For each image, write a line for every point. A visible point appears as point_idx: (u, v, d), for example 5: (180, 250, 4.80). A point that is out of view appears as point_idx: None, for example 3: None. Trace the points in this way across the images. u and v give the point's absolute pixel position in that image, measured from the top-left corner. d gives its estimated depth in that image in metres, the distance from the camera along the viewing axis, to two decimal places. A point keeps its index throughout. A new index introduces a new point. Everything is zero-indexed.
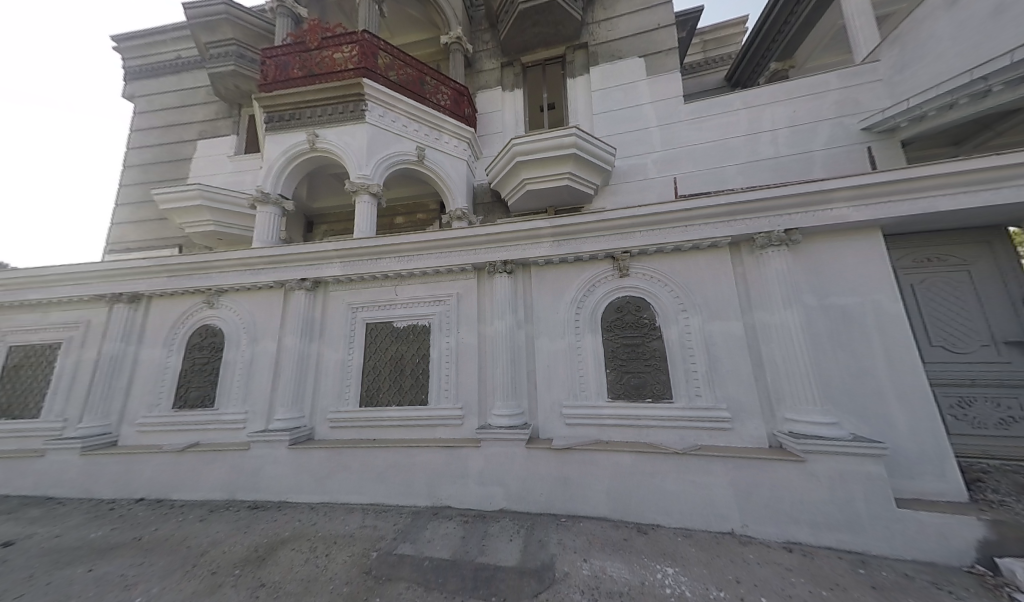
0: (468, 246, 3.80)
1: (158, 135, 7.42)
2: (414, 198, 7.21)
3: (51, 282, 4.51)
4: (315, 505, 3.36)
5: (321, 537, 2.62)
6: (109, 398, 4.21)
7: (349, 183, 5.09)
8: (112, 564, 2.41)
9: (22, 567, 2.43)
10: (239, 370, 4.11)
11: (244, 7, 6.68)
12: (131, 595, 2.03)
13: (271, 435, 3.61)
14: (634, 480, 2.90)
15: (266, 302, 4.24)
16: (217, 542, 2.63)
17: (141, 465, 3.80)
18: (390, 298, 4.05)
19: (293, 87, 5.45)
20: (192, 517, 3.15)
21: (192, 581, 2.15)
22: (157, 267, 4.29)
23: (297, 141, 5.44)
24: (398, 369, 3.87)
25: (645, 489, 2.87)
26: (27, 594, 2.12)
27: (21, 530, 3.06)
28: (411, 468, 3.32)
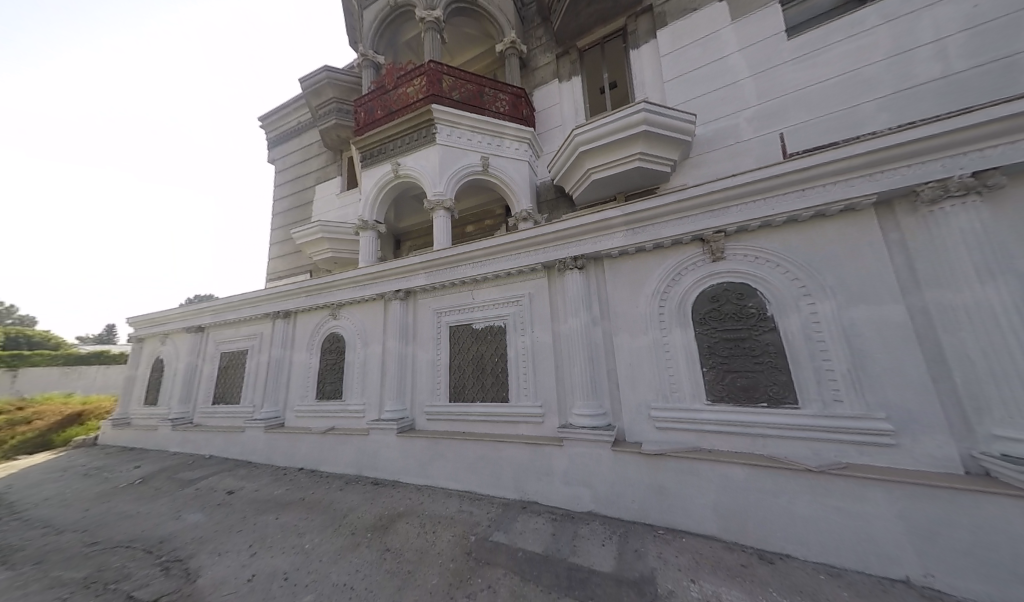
0: (536, 245, 3.83)
1: (291, 186, 9.47)
2: (482, 206, 7.60)
3: (240, 306, 6.19)
4: (422, 487, 3.82)
5: (429, 516, 2.97)
6: (277, 390, 5.55)
7: (427, 202, 5.63)
8: (289, 515, 3.17)
9: (241, 509, 3.41)
10: (357, 369, 4.96)
11: (340, 69, 8.05)
12: (303, 541, 2.65)
13: (382, 425, 4.26)
14: (752, 499, 2.49)
15: (371, 312, 5.02)
16: (353, 507, 3.23)
17: (299, 442, 4.91)
18: (468, 302, 4.35)
19: (378, 127, 6.31)
20: (336, 486, 3.93)
21: (340, 537, 2.68)
22: (299, 290, 5.50)
23: (384, 171, 6.29)
24: (479, 368, 4.13)
25: (768, 511, 2.44)
26: (245, 529, 2.96)
27: (237, 483, 4.29)
28: (499, 462, 3.50)
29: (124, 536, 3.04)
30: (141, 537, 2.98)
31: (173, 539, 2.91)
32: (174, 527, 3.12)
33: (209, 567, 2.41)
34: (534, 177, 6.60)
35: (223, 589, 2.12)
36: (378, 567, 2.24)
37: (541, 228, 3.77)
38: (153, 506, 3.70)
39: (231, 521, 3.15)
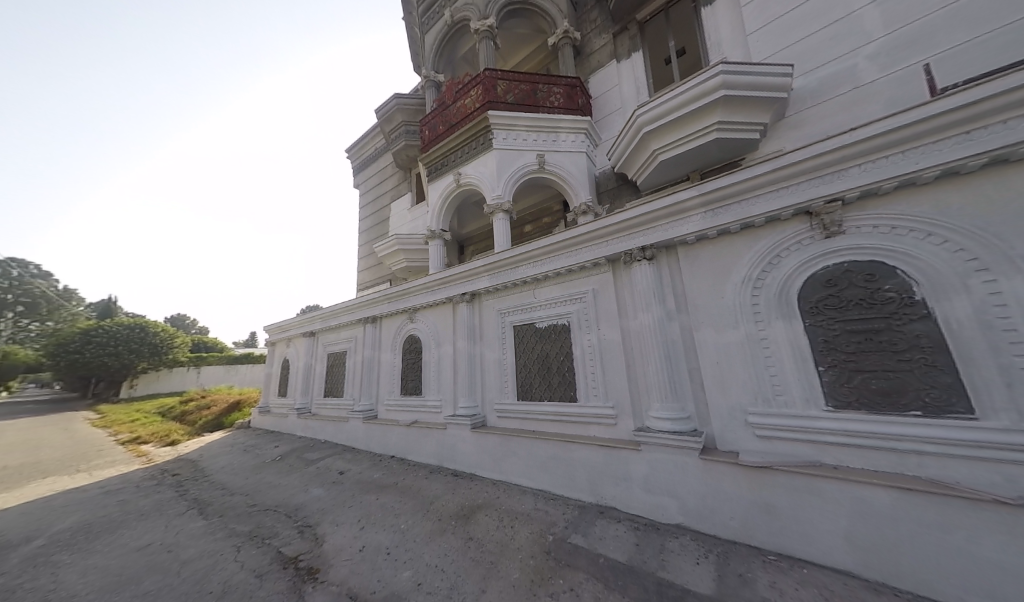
0: (598, 239, 3.69)
1: (371, 206, 10.79)
2: (539, 205, 7.61)
3: (340, 313, 7.29)
4: (497, 482, 3.98)
5: (506, 510, 3.09)
6: (371, 386, 6.39)
7: (487, 206, 5.85)
8: (386, 496, 3.62)
9: (350, 488, 4.01)
10: (433, 367, 5.40)
11: (406, 95, 8.89)
12: (400, 521, 3.00)
13: (458, 420, 4.57)
14: (904, 532, 1.99)
15: (442, 314, 5.42)
16: (438, 495, 3.53)
17: (390, 433, 5.57)
18: (530, 301, 4.39)
19: (440, 142, 6.78)
20: (422, 474, 4.34)
21: (429, 521, 2.96)
22: (383, 297, 6.24)
23: (447, 183, 6.74)
24: (545, 367, 4.13)
25: (931, 550, 1.92)
26: (354, 505, 3.47)
27: (346, 465, 5.06)
28: (572, 463, 3.45)
29: (271, 502, 3.84)
30: (282, 504, 3.73)
31: (304, 508, 3.56)
32: (304, 498, 3.82)
33: (330, 534, 2.89)
34: (592, 168, 6.34)
35: (342, 555, 2.52)
36: (463, 553, 2.41)
37: (601, 220, 3.62)
38: (288, 479, 4.59)
39: (343, 498, 3.73)
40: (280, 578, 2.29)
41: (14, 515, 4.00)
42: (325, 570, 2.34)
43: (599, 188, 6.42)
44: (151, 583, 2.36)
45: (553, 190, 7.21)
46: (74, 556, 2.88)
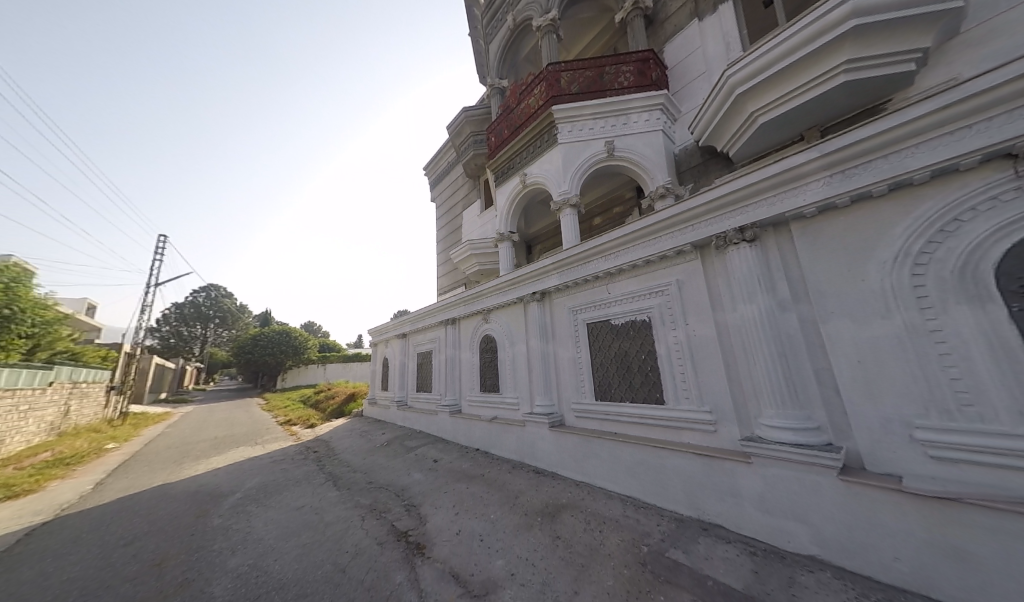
0: (681, 223, 3.34)
1: (445, 217, 11.71)
2: (608, 195, 7.23)
3: (426, 316, 8.12)
4: (580, 483, 3.90)
5: (593, 513, 3.02)
6: (456, 382, 6.95)
7: (554, 203, 5.80)
8: (475, 487, 3.89)
9: (444, 475, 4.43)
10: (509, 366, 5.58)
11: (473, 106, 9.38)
12: (490, 511, 3.19)
13: (535, 419, 4.66)
14: None
15: (514, 314, 5.58)
16: (523, 491, 3.64)
17: (474, 427, 5.97)
18: (603, 297, 4.19)
19: (506, 146, 6.99)
20: (505, 469, 4.53)
21: (516, 514, 3.08)
22: (460, 300, 6.73)
23: (514, 185, 6.91)
24: (625, 366, 3.91)
25: None
26: (449, 492, 3.81)
27: (439, 453, 5.61)
28: (664, 470, 3.19)
29: (383, 481, 4.48)
30: (392, 484, 4.32)
31: (408, 490, 4.06)
32: (408, 481, 4.36)
33: (431, 516, 3.23)
34: (670, 145, 5.75)
35: (442, 535, 2.80)
36: (552, 551, 2.44)
37: (683, 202, 3.27)
38: (394, 463, 5.29)
39: (439, 484, 4.14)
40: (395, 548, 2.65)
41: (221, 473, 5.51)
42: (430, 547, 2.63)
43: (679, 166, 5.78)
44: (307, 538, 2.99)
45: (623, 177, 6.77)
46: (259, 508, 3.82)
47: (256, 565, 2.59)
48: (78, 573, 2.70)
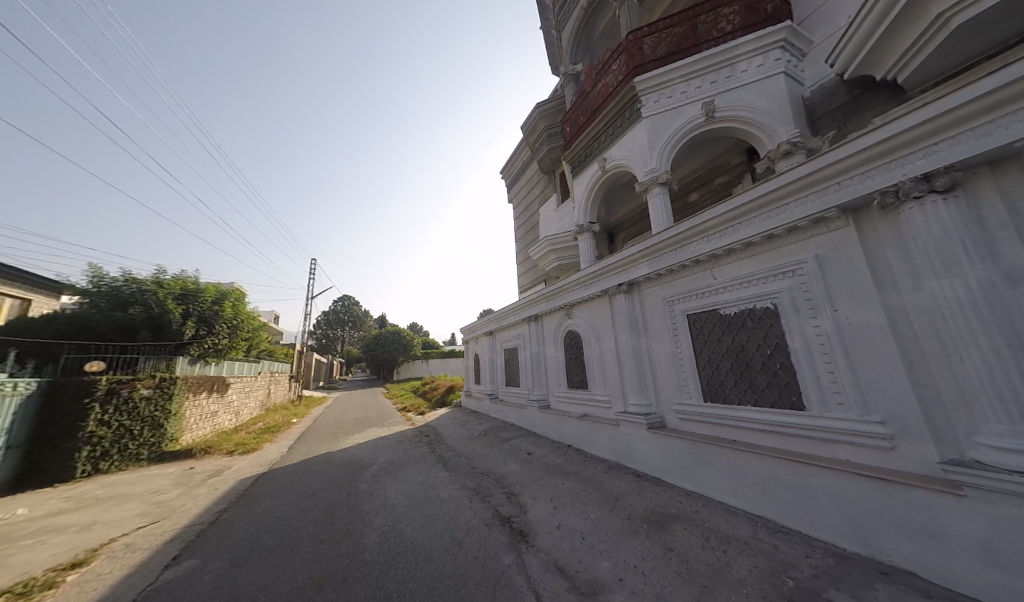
0: (821, 183, 2.66)
1: (522, 216, 11.92)
2: (707, 164, 6.27)
3: (510, 314, 8.48)
4: (691, 493, 3.49)
5: (713, 529, 2.67)
6: (543, 378, 7.05)
7: (639, 185, 5.33)
8: (572, 483, 3.88)
9: (539, 469, 4.53)
10: (596, 362, 5.40)
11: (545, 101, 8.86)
12: (589, 510, 3.14)
13: (630, 419, 4.39)
14: None
15: (598, 309, 5.37)
16: (624, 494, 3.46)
17: (563, 423, 5.95)
18: (708, 284, 3.67)
19: (582, 133, 6.74)
20: (602, 469, 4.38)
21: (618, 518, 2.94)
22: (542, 296, 6.83)
23: (592, 173, 6.63)
24: (743, 363, 3.36)
25: None
26: (545, 486, 3.90)
27: (532, 447, 5.79)
28: (813, 490, 2.60)
29: (484, 468, 4.86)
30: (492, 472, 4.65)
31: (506, 478, 4.30)
32: (506, 470, 4.63)
33: (531, 506, 3.36)
34: (797, 89, 4.64)
35: (544, 527, 2.88)
36: (665, 564, 2.25)
37: (824, 156, 2.60)
38: (491, 452, 5.68)
39: (535, 476, 4.27)
40: (501, 532, 2.84)
41: (362, 448, 6.85)
42: (533, 536, 2.74)
43: (810, 113, 4.58)
44: (428, 510, 3.46)
45: (728, 140, 5.76)
46: (390, 480, 4.60)
47: (393, 527, 3.13)
48: (284, 513, 3.71)
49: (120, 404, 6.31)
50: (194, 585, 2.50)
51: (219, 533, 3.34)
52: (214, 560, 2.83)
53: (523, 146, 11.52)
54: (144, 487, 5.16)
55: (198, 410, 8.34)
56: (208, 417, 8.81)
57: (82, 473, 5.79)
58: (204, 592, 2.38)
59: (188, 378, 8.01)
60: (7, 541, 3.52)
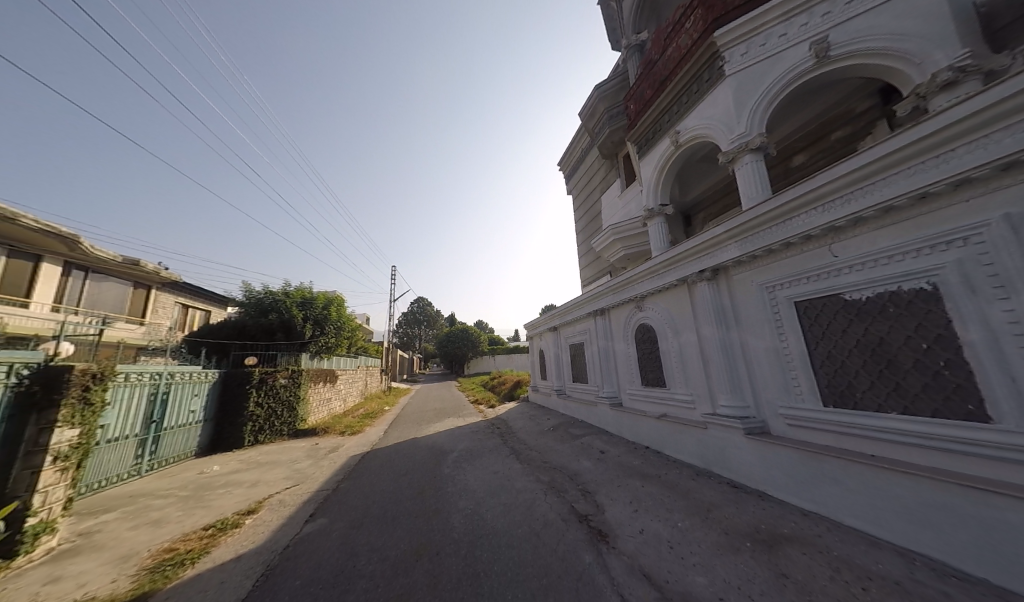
0: (1017, 111, 1.92)
1: (583, 206, 11.47)
2: (818, 117, 5.17)
3: (575, 308, 8.27)
4: (810, 513, 2.94)
5: (844, 559, 2.21)
6: (612, 374, 6.75)
7: (723, 155, 4.67)
8: (653, 487, 3.63)
9: (615, 469, 4.33)
10: (675, 357, 4.99)
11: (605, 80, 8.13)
12: (677, 518, 2.89)
13: (723, 421, 3.90)
14: None
15: (675, 299, 4.93)
16: (718, 505, 3.09)
17: (638, 422, 5.59)
18: (824, 264, 3.10)
19: (650, 108, 6.23)
20: (688, 475, 3.98)
21: (713, 531, 2.64)
22: (608, 288, 6.55)
23: (663, 149, 6.04)
24: (882, 358, 2.73)
25: None
26: (623, 487, 3.72)
27: (606, 446, 5.56)
28: (1005, 528, 1.94)
29: (557, 463, 4.86)
30: (565, 467, 4.63)
31: (580, 476, 4.23)
32: (579, 467, 4.56)
33: (609, 506, 3.25)
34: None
35: (625, 529, 2.75)
36: (778, 591, 1.94)
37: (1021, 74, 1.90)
38: (563, 448, 5.65)
39: (610, 476, 4.11)
40: (580, 530, 2.81)
41: (442, 435, 7.48)
42: (614, 537, 2.64)
43: (989, 21, 3.34)
44: (506, 499, 3.61)
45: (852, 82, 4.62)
46: (469, 467, 4.93)
47: (475, 511, 3.35)
48: (384, 488, 4.28)
49: (268, 389, 8.01)
50: (326, 538, 3.07)
51: (339, 499, 4.02)
52: (337, 520, 3.41)
53: (582, 133, 10.94)
54: (285, 456, 6.49)
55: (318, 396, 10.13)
56: (324, 403, 10.62)
57: (249, 441, 7.55)
58: (332, 547, 2.88)
59: (312, 369, 9.68)
60: (208, 488, 4.80)
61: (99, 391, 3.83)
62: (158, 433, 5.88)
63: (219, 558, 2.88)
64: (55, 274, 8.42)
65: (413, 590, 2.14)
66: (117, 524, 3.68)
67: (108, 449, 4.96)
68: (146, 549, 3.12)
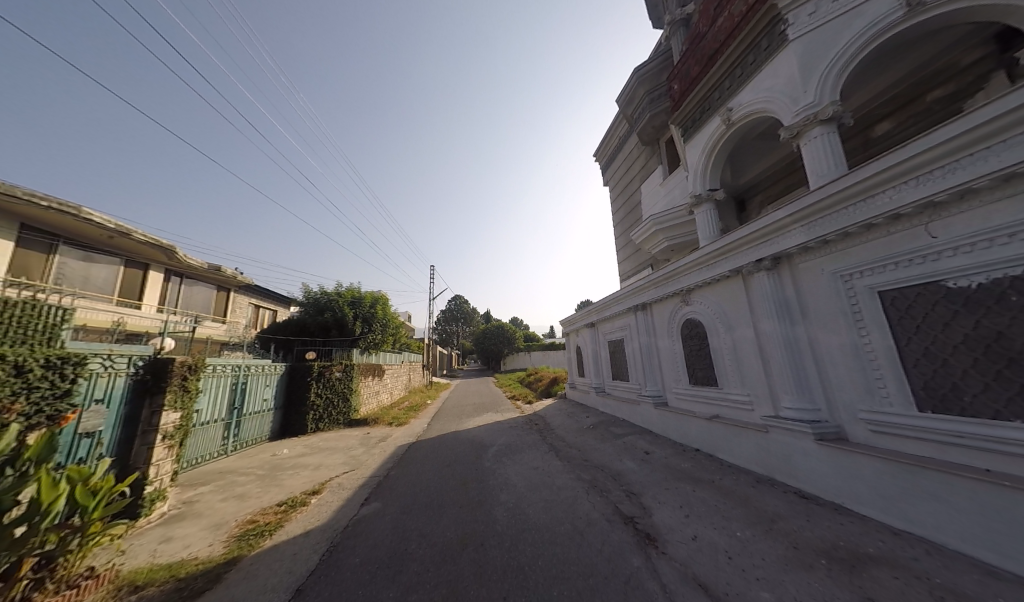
0: None
1: (621, 197, 11.01)
2: (909, 77, 4.43)
3: (614, 303, 8.00)
4: (901, 532, 2.55)
5: (949, 589, 1.89)
6: (655, 372, 6.43)
7: (785, 130, 4.20)
8: (705, 493, 3.40)
9: (662, 471, 4.13)
10: (727, 354, 4.64)
11: (644, 62, 7.58)
12: (735, 527, 2.68)
13: (789, 424, 3.54)
14: None
15: (728, 292, 4.57)
16: (784, 516, 2.81)
17: (686, 423, 5.28)
18: (918, 247, 2.68)
19: (697, 86, 5.80)
20: (746, 481, 3.67)
21: (778, 544, 2.41)
22: (650, 282, 6.25)
23: (712, 130, 5.58)
24: (999, 357, 2.30)
25: None
26: (672, 490, 3.53)
27: (651, 446, 5.32)
28: None
29: (598, 462, 4.75)
30: (607, 467, 4.51)
31: (624, 476, 4.10)
32: (622, 467, 4.42)
33: (656, 509, 3.11)
34: None
35: (676, 535, 2.62)
36: None
37: None
38: (604, 447, 5.51)
39: (657, 478, 3.92)
40: (626, 531, 2.72)
41: (482, 430, 7.67)
42: (664, 542, 2.52)
43: None
44: (547, 495, 3.61)
45: (961, 29, 3.78)
46: (509, 462, 5.00)
47: (518, 505, 3.39)
48: (431, 478, 4.49)
49: (326, 382, 8.77)
50: (381, 520, 3.30)
51: (391, 485, 4.30)
52: (389, 505, 3.65)
53: (619, 120, 10.48)
54: (341, 444, 7.07)
55: (368, 388, 10.89)
56: (374, 396, 11.39)
57: (311, 428, 8.35)
58: (387, 529, 3.09)
59: (362, 364, 10.41)
60: (279, 469, 5.38)
61: (194, 380, 4.46)
62: (239, 418, 6.72)
63: (292, 532, 3.23)
64: (158, 280, 9.86)
65: (461, 577, 2.22)
66: (211, 496, 4.27)
67: (203, 430, 5.78)
68: (234, 519, 3.59)
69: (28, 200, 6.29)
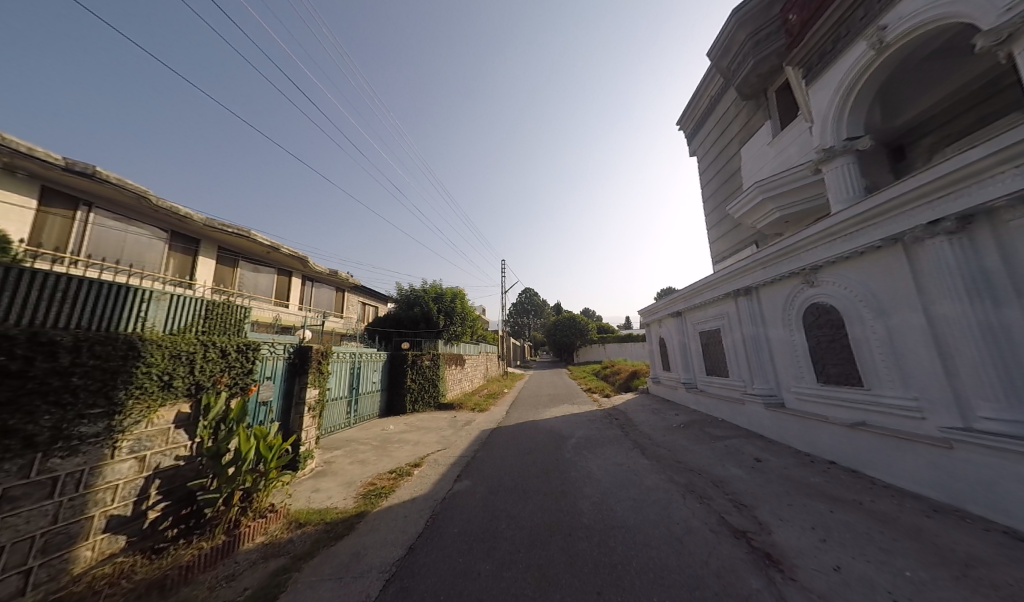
0: None
1: (713, 166, 9.54)
2: None
3: (706, 289, 7.05)
4: None
5: None
6: (767, 368, 5.46)
7: (984, 37, 3.01)
8: (850, 516, 2.75)
9: (783, 484, 3.48)
10: (878, 347, 3.68)
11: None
12: (901, 565, 2.10)
13: (991, 440, 2.62)
14: None
15: (878, 267, 3.59)
16: (986, 563, 2.09)
17: (814, 429, 4.35)
18: None
19: (827, 11, 4.58)
20: (915, 509, 2.84)
21: (978, 598, 1.79)
22: (755, 264, 5.32)
23: (853, 60, 4.35)
24: None
25: None
26: (798, 507, 2.97)
27: (764, 453, 4.55)
28: None
29: (695, 465, 4.28)
30: (705, 471, 4.03)
31: (729, 483, 3.60)
32: (726, 473, 3.90)
33: (777, 527, 2.65)
34: None
35: (808, 561, 2.18)
36: None
37: None
38: (701, 449, 4.93)
39: (775, 490, 3.33)
40: (737, 546, 2.39)
41: (561, 420, 7.68)
42: (792, 566, 2.13)
43: None
44: (637, 494, 3.41)
45: None
46: (591, 455, 4.88)
47: (605, 500, 3.29)
48: (515, 463, 4.68)
49: (418, 369, 9.91)
50: (472, 497, 3.59)
51: (480, 466, 4.64)
52: (479, 484, 3.95)
53: (711, 76, 8.97)
54: (433, 424, 7.90)
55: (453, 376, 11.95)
56: (458, 383, 12.45)
57: (409, 408, 9.58)
58: (478, 505, 3.36)
59: (447, 353, 11.46)
60: (388, 442, 6.31)
61: (326, 364, 5.51)
62: (357, 396, 8.09)
63: (402, 496, 3.75)
64: (299, 284, 12.41)
65: (553, 563, 2.26)
66: (341, 459, 5.24)
67: (333, 404, 7.14)
68: (359, 480, 4.34)
69: (222, 228, 8.57)
